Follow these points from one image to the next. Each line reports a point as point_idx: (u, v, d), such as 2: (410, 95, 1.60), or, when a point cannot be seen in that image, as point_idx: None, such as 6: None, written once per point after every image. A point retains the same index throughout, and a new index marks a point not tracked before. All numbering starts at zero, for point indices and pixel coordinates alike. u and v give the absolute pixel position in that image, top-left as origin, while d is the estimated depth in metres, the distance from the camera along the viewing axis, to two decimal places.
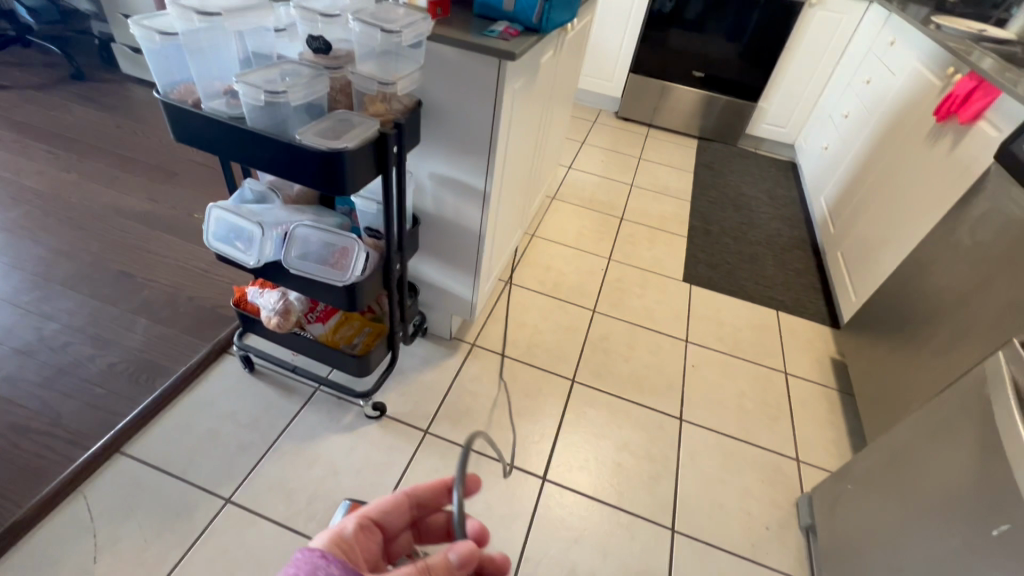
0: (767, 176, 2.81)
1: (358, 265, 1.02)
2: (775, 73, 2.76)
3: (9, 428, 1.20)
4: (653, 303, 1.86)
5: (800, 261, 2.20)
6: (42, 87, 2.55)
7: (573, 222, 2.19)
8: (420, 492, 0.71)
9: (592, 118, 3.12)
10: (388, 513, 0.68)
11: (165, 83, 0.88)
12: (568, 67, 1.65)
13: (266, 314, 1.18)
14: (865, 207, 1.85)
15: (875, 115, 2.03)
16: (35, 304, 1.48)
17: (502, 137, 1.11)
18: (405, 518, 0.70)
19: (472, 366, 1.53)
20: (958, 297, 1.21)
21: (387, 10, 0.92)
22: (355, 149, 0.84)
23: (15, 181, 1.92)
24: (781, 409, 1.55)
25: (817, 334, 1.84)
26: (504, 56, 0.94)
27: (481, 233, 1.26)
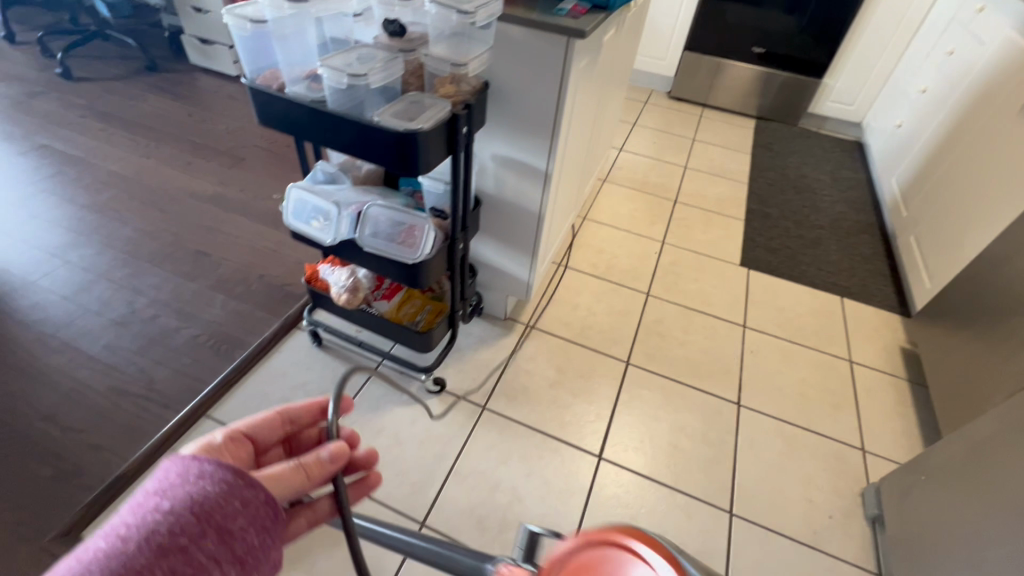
0: (831, 157, 2.67)
1: (428, 243, 1.06)
2: (843, 47, 2.59)
3: (111, 391, 1.32)
4: (708, 287, 1.82)
5: (866, 246, 2.09)
6: (121, 78, 2.72)
7: (625, 205, 2.16)
8: (292, 407, 0.61)
9: (644, 98, 3.05)
10: (257, 426, 0.59)
11: (252, 69, 0.93)
12: (627, 45, 1.62)
13: (336, 290, 1.24)
14: (944, 189, 1.74)
15: (958, 88, 1.88)
16: (126, 279, 1.61)
17: (566, 117, 1.11)
18: (276, 436, 0.60)
19: (526, 345, 1.55)
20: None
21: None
22: (429, 130, 0.86)
23: (103, 167, 2.07)
24: (845, 398, 1.50)
25: (885, 322, 1.76)
26: (573, 34, 0.94)
27: (541, 214, 1.27)
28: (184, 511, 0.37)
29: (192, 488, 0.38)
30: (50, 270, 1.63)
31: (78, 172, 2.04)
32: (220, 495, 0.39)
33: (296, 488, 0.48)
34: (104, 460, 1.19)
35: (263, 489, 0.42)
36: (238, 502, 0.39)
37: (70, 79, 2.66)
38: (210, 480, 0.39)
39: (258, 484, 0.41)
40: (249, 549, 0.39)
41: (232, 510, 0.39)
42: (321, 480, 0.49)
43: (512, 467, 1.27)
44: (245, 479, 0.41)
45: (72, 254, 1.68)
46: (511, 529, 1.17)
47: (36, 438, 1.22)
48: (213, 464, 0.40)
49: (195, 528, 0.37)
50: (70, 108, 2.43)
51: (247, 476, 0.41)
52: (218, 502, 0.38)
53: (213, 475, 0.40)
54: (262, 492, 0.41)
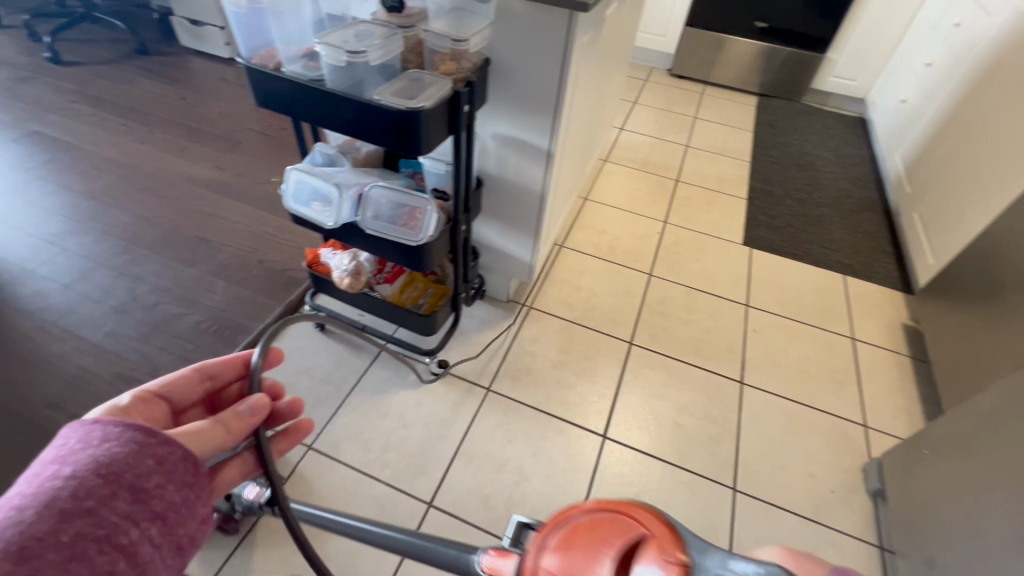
0: (833, 134, 2.64)
1: (430, 224, 1.04)
2: (848, 20, 2.54)
3: (116, 378, 1.32)
4: (711, 267, 1.81)
5: (868, 223, 2.08)
6: (112, 62, 2.67)
7: (626, 185, 2.14)
8: (209, 363, 0.64)
9: (644, 76, 3.00)
10: (173, 387, 0.62)
11: (247, 49, 0.91)
12: (628, 19, 1.58)
13: (339, 274, 1.23)
14: (949, 164, 1.72)
15: (965, 61, 1.85)
16: (126, 266, 1.60)
17: (568, 95, 1.09)
18: (195, 393, 0.64)
19: (529, 327, 1.55)
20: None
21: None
22: (431, 108, 0.84)
23: (97, 153, 2.04)
24: (847, 375, 1.50)
25: (887, 299, 1.76)
26: (577, 8, 0.91)
27: (543, 194, 1.26)
28: (90, 475, 0.39)
29: (94, 451, 0.41)
30: (49, 258, 1.61)
31: (72, 158, 2.01)
32: (128, 455, 0.41)
33: (219, 444, 0.51)
34: None
35: (178, 446, 0.44)
36: (151, 460, 0.42)
37: (60, 63, 2.61)
38: (116, 443, 0.42)
39: (173, 442, 0.44)
40: (169, 505, 0.42)
41: (145, 469, 0.41)
42: (240, 434, 0.52)
43: (517, 448, 1.28)
44: (157, 438, 0.43)
45: (70, 242, 1.67)
46: (518, 508, 1.18)
47: (43, 426, 1.22)
48: (118, 427, 0.43)
49: (104, 490, 0.39)
50: (61, 94, 2.39)
51: (158, 436, 0.43)
52: (127, 462, 0.41)
53: (118, 437, 0.42)
54: (177, 449, 0.44)
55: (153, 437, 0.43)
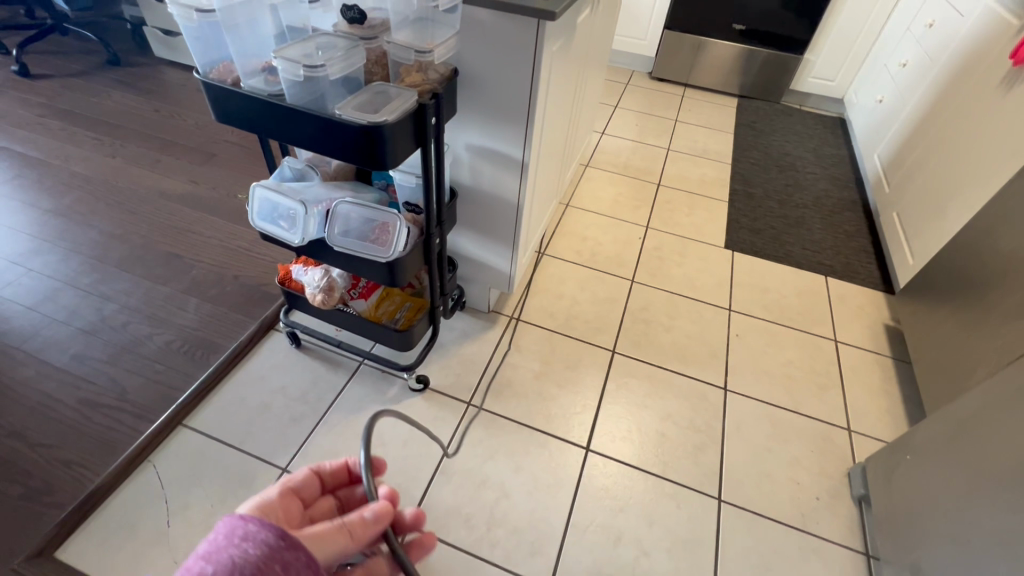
0: (813, 134, 2.65)
1: (401, 239, 1.02)
2: (824, 22, 2.56)
3: (82, 404, 1.28)
4: (693, 271, 1.80)
5: (849, 223, 2.08)
6: (82, 74, 2.61)
7: (607, 190, 2.13)
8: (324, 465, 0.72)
9: (625, 80, 3.00)
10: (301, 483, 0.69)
11: (204, 64, 0.88)
12: (604, 25, 1.57)
13: (311, 291, 1.20)
14: (925, 164, 1.73)
15: (938, 61, 1.86)
16: (94, 286, 1.55)
17: (540, 104, 1.07)
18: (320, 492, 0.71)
19: (511, 338, 1.53)
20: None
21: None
22: (395, 122, 0.82)
23: (66, 169, 1.99)
24: (830, 378, 1.50)
25: (869, 300, 1.76)
26: (543, 16, 0.89)
27: (519, 204, 1.24)
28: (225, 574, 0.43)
29: (234, 550, 0.44)
30: (14, 279, 1.56)
31: (40, 175, 1.95)
32: (263, 558, 0.44)
33: (342, 548, 0.55)
34: (76, 476, 1.15)
35: (304, 552, 0.47)
36: (278, 565, 0.45)
37: (27, 76, 2.54)
38: (252, 543, 0.45)
39: (299, 546, 0.47)
40: None
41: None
42: (363, 538, 0.56)
43: (499, 464, 1.26)
44: (285, 542, 0.46)
45: (36, 262, 1.62)
46: (500, 527, 1.15)
47: (4, 456, 1.17)
48: (257, 525, 0.47)
49: None
50: (28, 108, 2.32)
51: (286, 539, 0.46)
52: (258, 567, 0.44)
53: (255, 537, 0.46)
54: (302, 555, 0.47)
55: (286, 539, 0.46)
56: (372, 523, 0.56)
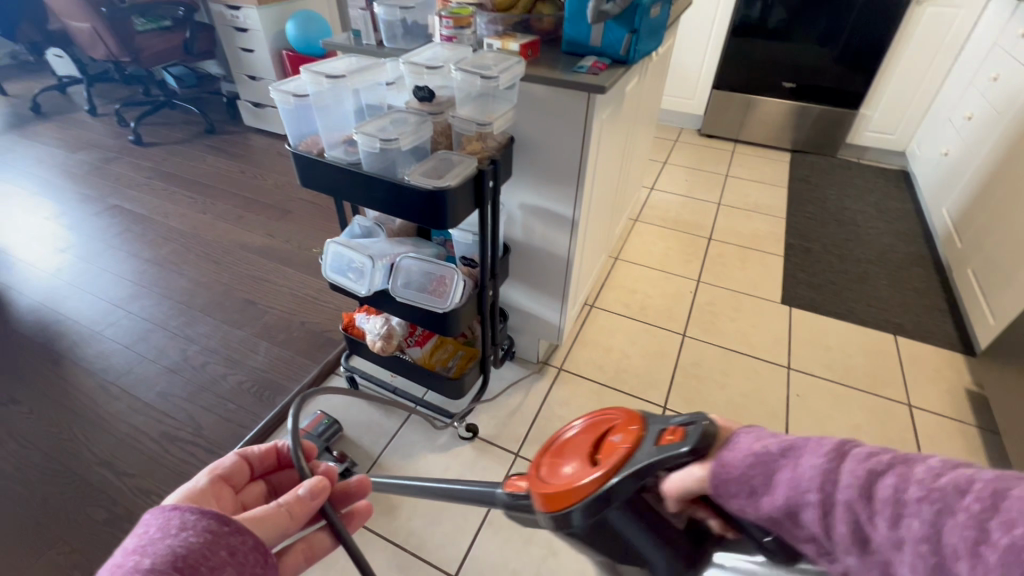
0: (874, 188, 2.58)
1: (458, 291, 1.08)
2: (878, 77, 2.56)
3: (162, 437, 1.39)
4: (747, 326, 1.76)
5: (919, 280, 1.98)
6: (184, 142, 2.98)
7: (656, 244, 2.15)
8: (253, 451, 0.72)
9: (674, 137, 3.07)
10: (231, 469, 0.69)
11: (295, 136, 1.01)
12: (652, 90, 1.66)
13: (372, 338, 1.27)
14: (999, 219, 1.64)
15: (1007, 114, 1.81)
16: (180, 328, 1.72)
17: (590, 167, 1.13)
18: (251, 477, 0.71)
19: (560, 390, 1.53)
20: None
21: (483, 60, 0.98)
22: (456, 186, 0.90)
23: (165, 223, 2.25)
24: (905, 446, 1.39)
25: (946, 362, 1.64)
26: (594, 90, 0.97)
27: (569, 259, 1.29)
28: (167, 565, 0.42)
29: (173, 540, 0.44)
30: (115, 320, 1.76)
31: (143, 229, 2.22)
32: (207, 544, 0.45)
33: (282, 528, 0.55)
34: (151, 506, 1.24)
35: (249, 536, 0.48)
36: (225, 551, 0.45)
37: (141, 144, 2.94)
38: (192, 532, 0.45)
39: (243, 531, 0.48)
40: None
41: (219, 561, 0.45)
42: (302, 516, 0.57)
43: None
44: (229, 528, 0.47)
45: (134, 305, 1.82)
46: None
47: (93, 482, 1.29)
48: (195, 515, 0.46)
49: None
50: (139, 171, 2.67)
51: (231, 525, 0.47)
52: (203, 553, 0.44)
53: (195, 526, 0.45)
54: (248, 538, 0.48)
55: (225, 523, 0.47)
56: (308, 498, 0.58)
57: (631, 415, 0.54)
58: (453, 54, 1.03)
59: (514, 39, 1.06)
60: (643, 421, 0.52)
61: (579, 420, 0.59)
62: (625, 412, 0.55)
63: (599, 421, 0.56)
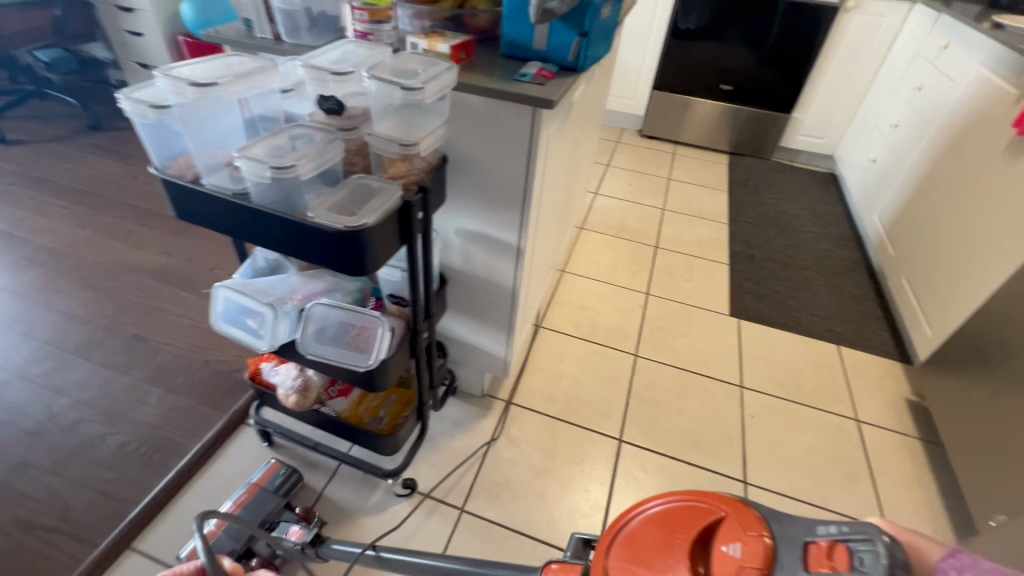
0: (807, 192, 2.63)
1: (382, 344, 0.91)
2: (810, 83, 2.60)
3: (14, 526, 1.11)
4: (699, 342, 1.71)
5: (855, 286, 2.01)
6: (61, 139, 2.54)
7: (604, 254, 2.06)
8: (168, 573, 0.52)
9: (616, 137, 3.00)
10: None
11: (162, 157, 0.78)
12: (597, 94, 1.54)
13: (283, 392, 1.07)
14: (931, 228, 1.68)
15: (932, 124, 1.86)
16: (46, 377, 1.41)
17: (537, 189, 0.99)
18: None
19: (508, 429, 1.39)
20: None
21: (403, 68, 0.80)
22: (376, 225, 0.73)
23: (30, 242, 1.87)
24: (856, 466, 1.37)
25: (886, 372, 1.66)
26: (540, 104, 0.82)
27: (515, 289, 1.14)
28: None
29: None
30: None
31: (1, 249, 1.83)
32: None
33: None
34: None
35: None
36: None
37: (3, 142, 2.46)
38: None
39: None
40: None
41: None
42: None
43: None
44: None
45: None
46: None
47: None
48: None
49: None
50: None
51: None
52: None
53: None
54: None
55: None
56: None
57: (745, 511, 0.38)
58: (367, 58, 0.84)
59: (443, 39, 0.88)
60: (766, 527, 0.36)
61: (655, 500, 0.41)
62: (730, 500, 0.39)
63: (689, 509, 0.39)
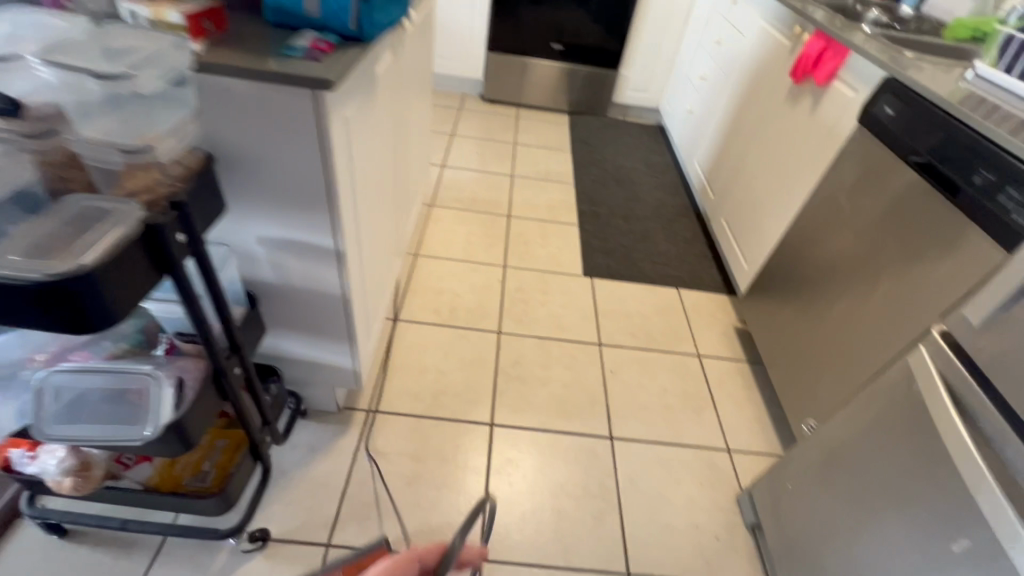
0: (640, 144, 2.80)
1: (163, 406, 0.72)
2: (630, 39, 2.72)
3: None
4: (558, 308, 1.73)
5: (687, 230, 2.20)
6: None
7: (457, 230, 1.97)
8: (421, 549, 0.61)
9: (457, 104, 2.87)
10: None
11: None
12: (415, 60, 1.40)
13: (52, 478, 0.82)
14: (739, 172, 1.87)
15: (731, 75, 2.04)
16: None
17: (344, 183, 0.85)
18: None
19: (372, 441, 1.28)
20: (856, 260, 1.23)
21: (103, 60, 0.64)
22: (96, 265, 0.55)
23: None
24: (702, 398, 1.51)
25: (717, 306, 1.85)
26: (317, 86, 0.68)
27: (344, 297, 1.00)
28: None
29: None
30: None
31: None
32: None
33: None
34: None
35: None
36: None
37: None
38: None
39: None
40: None
41: None
42: None
43: None
44: None
45: None
46: None
47: None
48: None
49: None
50: None
51: None
52: None
53: None
54: None
55: None
56: None
57: None
58: (49, 39, 0.66)
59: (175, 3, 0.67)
60: None
61: None
62: None
63: None
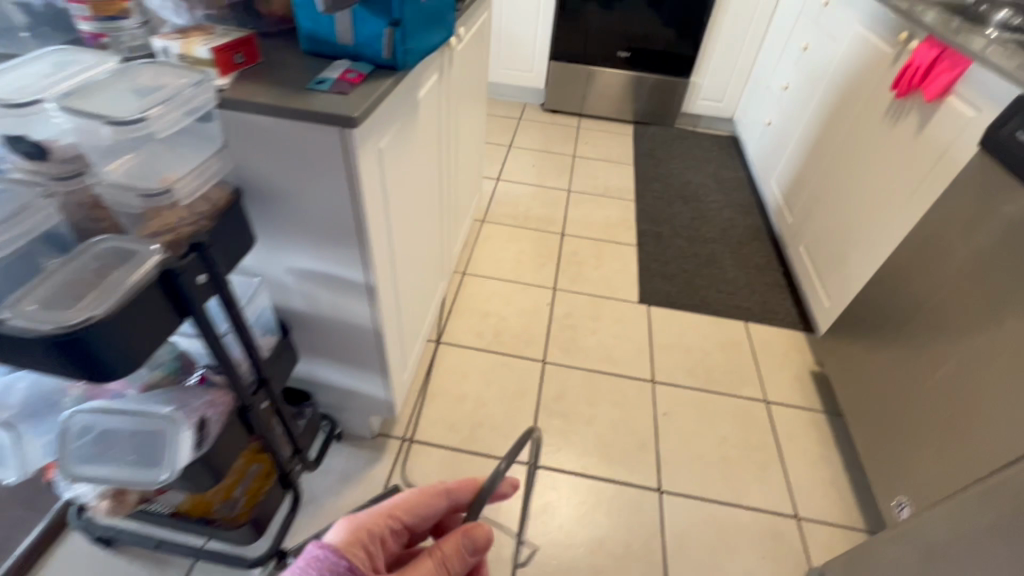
0: (710, 157, 2.60)
1: (181, 450, 0.70)
2: (704, 45, 2.53)
3: None
4: (609, 338, 1.62)
5: (759, 255, 2.01)
6: None
7: (508, 248, 1.91)
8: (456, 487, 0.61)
9: (517, 114, 2.81)
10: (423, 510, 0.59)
11: None
12: (468, 77, 1.34)
13: (89, 499, 0.83)
14: (824, 195, 1.66)
15: (818, 86, 1.83)
16: None
17: (376, 218, 0.81)
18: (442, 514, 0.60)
19: (404, 473, 1.24)
20: (970, 314, 1.02)
21: (118, 96, 0.58)
22: (104, 318, 0.52)
23: None
24: (768, 453, 1.35)
25: (791, 344, 1.65)
26: (342, 123, 0.63)
27: (376, 330, 0.96)
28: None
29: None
30: None
31: None
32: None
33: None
34: None
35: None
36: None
37: None
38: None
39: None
40: None
41: None
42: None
43: None
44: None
45: None
46: None
47: None
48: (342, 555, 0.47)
49: None
50: None
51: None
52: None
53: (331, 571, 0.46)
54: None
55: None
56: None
57: None
58: (69, 79, 0.61)
59: (207, 37, 0.66)
60: None
61: None
62: None
63: None
